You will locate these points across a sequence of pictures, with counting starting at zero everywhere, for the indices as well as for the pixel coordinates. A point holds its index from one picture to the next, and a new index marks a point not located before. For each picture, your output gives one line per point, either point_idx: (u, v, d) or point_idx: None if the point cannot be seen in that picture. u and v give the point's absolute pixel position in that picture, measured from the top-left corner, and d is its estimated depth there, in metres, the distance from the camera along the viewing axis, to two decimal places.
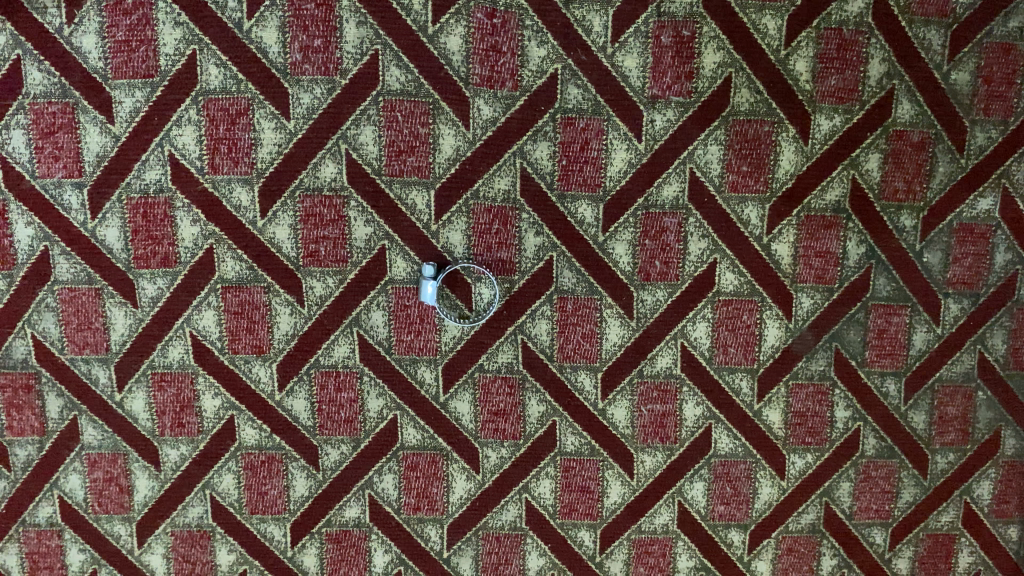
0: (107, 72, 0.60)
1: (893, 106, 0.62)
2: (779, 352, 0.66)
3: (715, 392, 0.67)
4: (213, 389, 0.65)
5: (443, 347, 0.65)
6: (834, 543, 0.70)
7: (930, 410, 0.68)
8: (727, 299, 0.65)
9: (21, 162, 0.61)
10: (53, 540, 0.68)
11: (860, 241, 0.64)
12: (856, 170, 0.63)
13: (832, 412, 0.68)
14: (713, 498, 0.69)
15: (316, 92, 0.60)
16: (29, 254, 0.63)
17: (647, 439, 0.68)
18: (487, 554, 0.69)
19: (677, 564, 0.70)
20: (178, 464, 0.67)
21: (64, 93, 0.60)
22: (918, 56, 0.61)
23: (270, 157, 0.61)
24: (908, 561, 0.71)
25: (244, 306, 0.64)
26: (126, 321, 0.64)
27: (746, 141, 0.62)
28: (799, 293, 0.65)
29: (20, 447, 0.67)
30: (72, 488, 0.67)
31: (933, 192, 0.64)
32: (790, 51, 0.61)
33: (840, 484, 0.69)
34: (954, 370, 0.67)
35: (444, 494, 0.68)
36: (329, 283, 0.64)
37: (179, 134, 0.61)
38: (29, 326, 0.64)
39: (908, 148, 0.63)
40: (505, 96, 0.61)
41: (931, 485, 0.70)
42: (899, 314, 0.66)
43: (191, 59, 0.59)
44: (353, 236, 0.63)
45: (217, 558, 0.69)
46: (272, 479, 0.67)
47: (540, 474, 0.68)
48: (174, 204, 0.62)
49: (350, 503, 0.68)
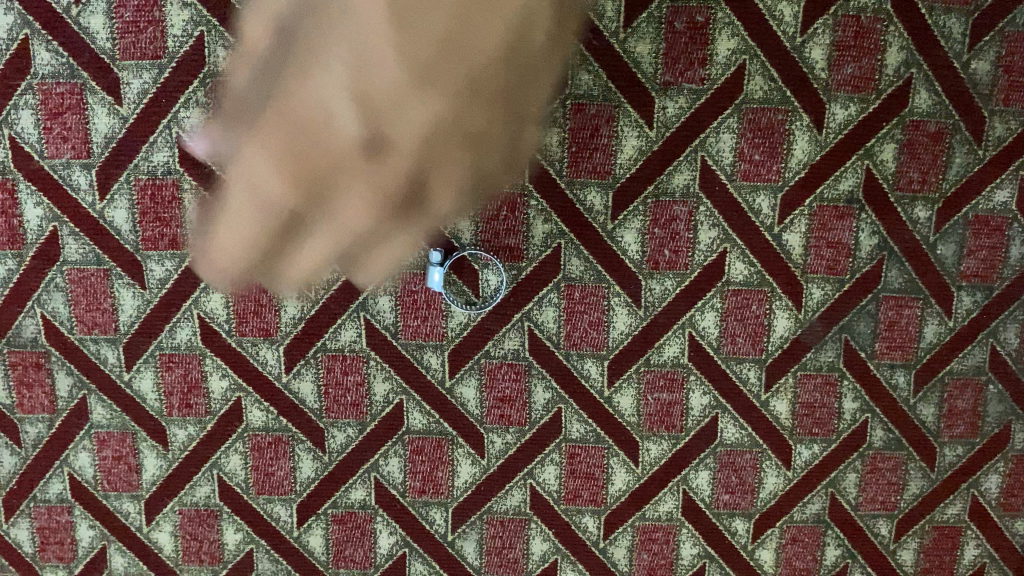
0: (240, 174, 0.62)
1: (909, 95, 0.61)
2: (787, 343, 0.66)
3: (722, 382, 0.67)
4: (221, 370, 0.66)
5: (450, 333, 0.65)
6: (838, 533, 0.70)
7: (940, 403, 0.67)
8: (736, 289, 0.64)
9: (30, 141, 0.61)
10: (63, 516, 0.69)
11: (873, 232, 0.63)
12: (871, 161, 0.62)
13: (839, 403, 0.67)
14: (717, 487, 0.69)
15: (324, 76, 0.60)
16: (38, 234, 0.63)
17: (653, 427, 0.68)
18: (491, 538, 0.70)
19: (681, 551, 0.71)
20: (186, 444, 0.68)
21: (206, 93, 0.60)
22: (938, 45, 0.60)
23: (278, 140, 0.61)
24: (912, 552, 0.71)
25: (252, 289, 0.64)
26: (134, 302, 0.64)
27: (759, 130, 0.61)
28: (810, 284, 0.64)
29: (30, 424, 0.67)
30: (81, 465, 0.68)
31: (949, 183, 0.63)
32: (806, 39, 0.59)
33: (846, 475, 0.69)
34: (965, 362, 0.67)
35: (449, 478, 0.68)
36: (336, 267, 0.64)
37: (187, 116, 0.60)
38: (39, 305, 0.64)
39: (924, 139, 0.62)
40: (550, 114, 0.61)
41: (937, 478, 0.69)
42: (910, 306, 0.65)
43: (199, 40, 0.59)
44: (387, 240, 0.63)
45: (224, 537, 0.70)
46: (279, 460, 0.68)
47: (545, 460, 0.68)
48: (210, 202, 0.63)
49: (355, 486, 0.69)
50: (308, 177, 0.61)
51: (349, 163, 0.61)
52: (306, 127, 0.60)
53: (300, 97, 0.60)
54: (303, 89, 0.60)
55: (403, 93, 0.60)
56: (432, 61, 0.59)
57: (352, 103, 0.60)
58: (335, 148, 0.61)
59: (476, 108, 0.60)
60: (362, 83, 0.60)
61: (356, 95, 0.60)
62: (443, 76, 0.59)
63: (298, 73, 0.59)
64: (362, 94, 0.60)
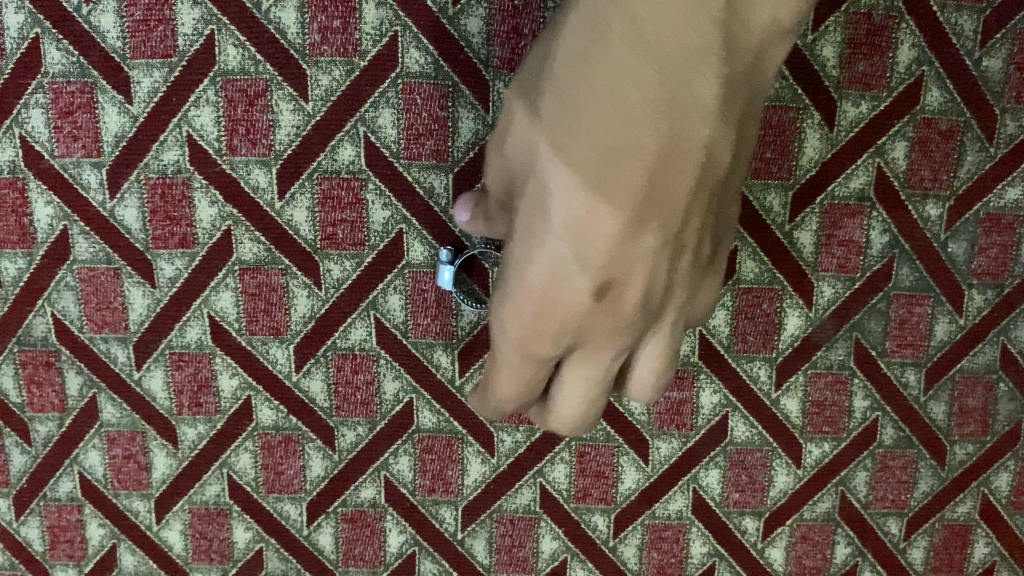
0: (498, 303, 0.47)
1: (921, 93, 0.60)
2: (798, 341, 0.66)
3: (732, 380, 0.67)
4: (231, 369, 0.66)
5: (460, 331, 0.65)
6: (848, 532, 0.70)
7: (950, 401, 0.67)
8: (746, 287, 0.64)
9: (41, 141, 0.61)
10: (73, 514, 0.70)
11: (883, 230, 0.63)
12: (882, 158, 0.62)
13: (850, 402, 0.67)
14: (728, 486, 0.69)
15: (334, 74, 0.59)
16: (48, 233, 0.63)
17: (663, 426, 0.68)
18: (501, 537, 0.70)
19: (690, 549, 0.71)
20: (195, 443, 0.68)
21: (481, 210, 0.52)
22: (950, 42, 0.59)
23: (288, 139, 0.61)
24: (922, 551, 0.71)
25: (262, 288, 0.64)
26: (144, 301, 0.64)
27: (770, 127, 0.61)
28: (820, 282, 0.64)
29: (40, 423, 0.67)
30: (91, 464, 0.68)
31: (961, 180, 0.62)
32: (817, 37, 0.59)
33: (856, 473, 0.69)
34: (976, 361, 0.66)
35: (459, 477, 0.68)
36: (346, 266, 0.63)
37: (197, 115, 0.60)
38: (49, 303, 0.64)
39: (935, 136, 0.61)
40: None
41: (947, 476, 0.69)
42: (920, 304, 0.65)
43: (209, 39, 0.58)
44: (633, 362, 0.50)
45: (234, 535, 0.70)
46: (289, 459, 0.68)
47: (555, 459, 0.68)
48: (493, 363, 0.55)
49: (365, 484, 0.69)
50: (566, 331, 0.45)
51: (579, 322, 0.44)
52: (547, 295, 0.43)
53: (525, 241, 0.43)
54: (545, 266, 0.43)
55: (625, 244, 0.41)
56: (648, 201, 0.41)
57: (573, 227, 0.41)
58: (566, 316, 0.44)
59: (696, 204, 0.43)
60: (582, 219, 0.41)
61: (581, 252, 0.41)
62: (662, 186, 0.41)
63: (518, 227, 0.44)
64: (573, 218, 0.41)
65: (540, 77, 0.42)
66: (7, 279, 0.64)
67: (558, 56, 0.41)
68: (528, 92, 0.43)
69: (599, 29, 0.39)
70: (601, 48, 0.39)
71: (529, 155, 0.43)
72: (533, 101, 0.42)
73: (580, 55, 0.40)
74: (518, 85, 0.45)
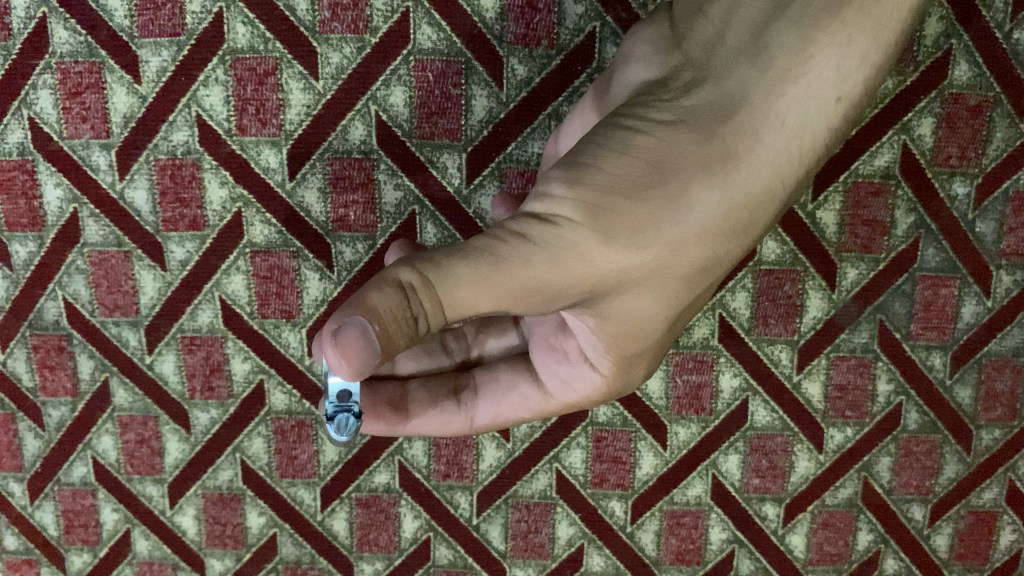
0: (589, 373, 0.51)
1: (949, 67, 0.58)
2: (821, 324, 0.64)
3: (753, 364, 0.65)
4: (243, 353, 0.65)
5: None
6: (871, 519, 0.69)
7: (977, 385, 0.66)
8: (768, 269, 0.63)
9: (49, 122, 0.60)
10: (87, 499, 0.69)
11: (909, 209, 0.61)
12: (908, 135, 0.60)
13: (873, 385, 0.66)
14: (747, 471, 0.68)
15: (345, 51, 0.58)
16: (59, 215, 0.62)
17: (681, 410, 0.66)
18: (517, 522, 0.69)
19: (709, 536, 0.70)
20: (208, 428, 0.67)
21: (416, 323, 0.38)
22: (978, 14, 0.57)
23: (299, 118, 0.59)
24: (947, 538, 0.69)
25: (273, 270, 0.63)
26: (155, 284, 0.64)
27: None
28: (844, 263, 0.63)
29: (53, 408, 0.67)
30: (104, 449, 0.68)
31: (990, 158, 0.60)
32: None
33: (880, 458, 0.68)
34: (1004, 343, 0.65)
35: (473, 462, 0.68)
36: (359, 248, 0.62)
37: (206, 94, 0.59)
38: (61, 287, 0.64)
39: (963, 112, 0.59)
40: (576, 87, 0.58)
41: (973, 462, 0.68)
42: (947, 286, 0.63)
43: (218, 17, 0.57)
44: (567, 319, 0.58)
45: (248, 520, 0.69)
46: (302, 443, 0.67)
47: (571, 444, 0.67)
48: (457, 383, 0.55)
49: (380, 469, 0.68)
50: None
51: None
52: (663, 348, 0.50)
53: (636, 334, 0.45)
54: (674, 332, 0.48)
55: None
56: None
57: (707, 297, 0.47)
58: None
59: None
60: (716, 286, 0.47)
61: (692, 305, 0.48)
62: None
63: (627, 322, 0.44)
64: (694, 304, 0.46)
65: (754, 191, 0.42)
66: (18, 262, 0.63)
67: (770, 175, 0.42)
68: (715, 210, 0.41)
69: (821, 150, 0.43)
70: (810, 165, 0.43)
71: (692, 274, 0.42)
72: (733, 219, 0.42)
73: (792, 176, 0.43)
74: (692, 196, 0.40)
